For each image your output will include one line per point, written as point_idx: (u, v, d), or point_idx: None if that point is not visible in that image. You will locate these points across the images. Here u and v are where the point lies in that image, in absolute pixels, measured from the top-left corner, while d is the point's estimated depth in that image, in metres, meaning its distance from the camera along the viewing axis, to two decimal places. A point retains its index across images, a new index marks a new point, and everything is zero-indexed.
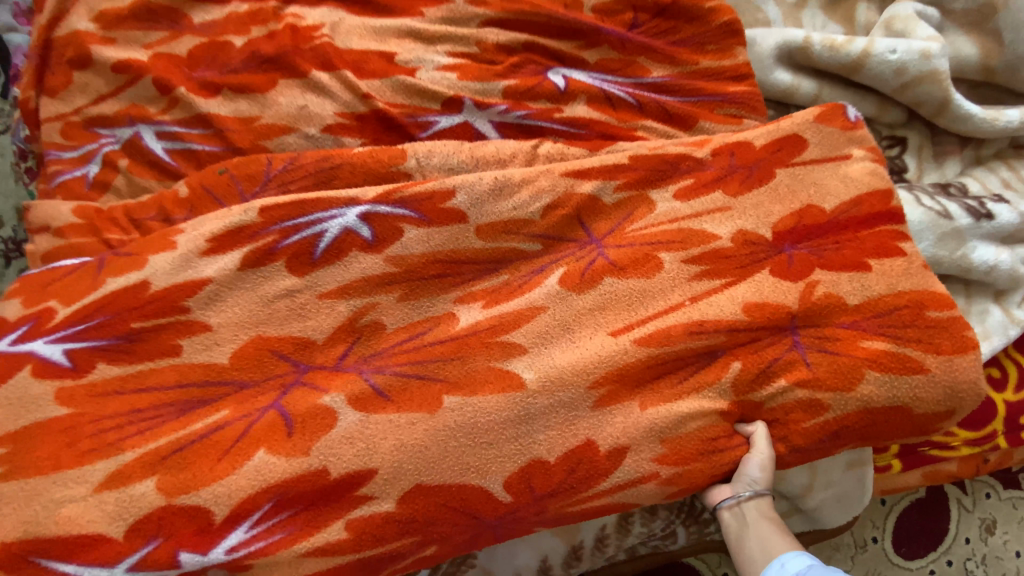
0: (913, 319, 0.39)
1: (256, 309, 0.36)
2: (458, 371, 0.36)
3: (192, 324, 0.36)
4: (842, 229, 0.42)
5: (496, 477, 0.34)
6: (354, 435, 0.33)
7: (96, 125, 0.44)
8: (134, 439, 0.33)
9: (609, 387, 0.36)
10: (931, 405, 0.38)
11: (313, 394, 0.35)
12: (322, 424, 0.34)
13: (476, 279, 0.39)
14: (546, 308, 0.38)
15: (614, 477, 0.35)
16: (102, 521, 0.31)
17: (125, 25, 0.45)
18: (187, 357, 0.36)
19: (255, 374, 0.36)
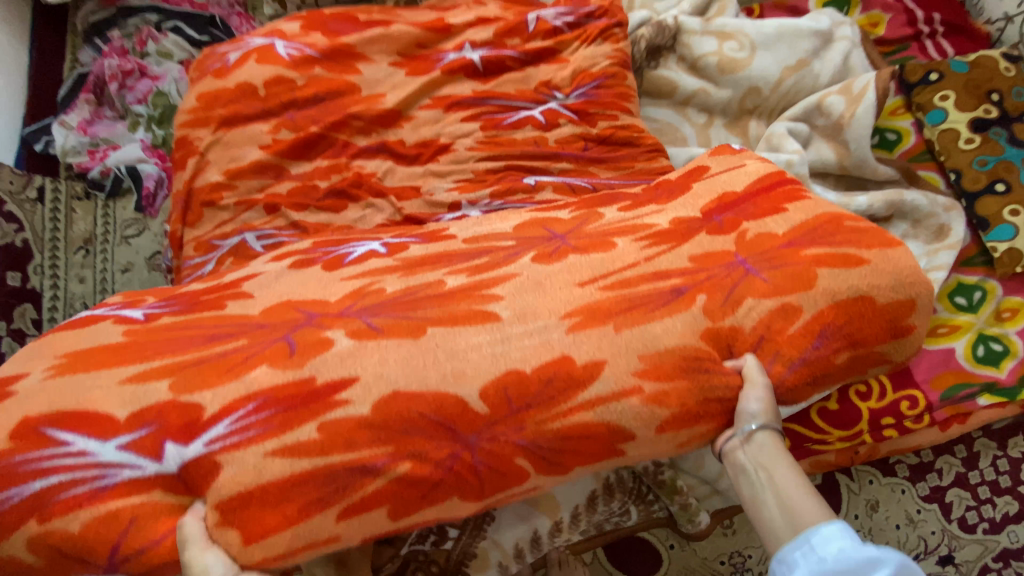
0: (837, 229, 0.53)
1: (294, 286, 0.53)
2: (441, 313, 0.47)
3: (240, 295, 0.52)
4: (757, 195, 0.58)
5: (472, 387, 0.43)
6: (348, 356, 0.44)
7: (214, 240, 0.64)
8: (160, 356, 0.45)
9: (581, 316, 0.47)
10: (886, 290, 0.49)
11: (319, 331, 0.46)
12: (321, 349, 0.44)
13: (462, 263, 0.54)
14: (520, 272, 0.51)
15: (589, 387, 0.44)
16: (115, 404, 0.41)
17: (244, 176, 0.65)
18: (232, 310, 0.50)
19: (276, 319, 0.48)
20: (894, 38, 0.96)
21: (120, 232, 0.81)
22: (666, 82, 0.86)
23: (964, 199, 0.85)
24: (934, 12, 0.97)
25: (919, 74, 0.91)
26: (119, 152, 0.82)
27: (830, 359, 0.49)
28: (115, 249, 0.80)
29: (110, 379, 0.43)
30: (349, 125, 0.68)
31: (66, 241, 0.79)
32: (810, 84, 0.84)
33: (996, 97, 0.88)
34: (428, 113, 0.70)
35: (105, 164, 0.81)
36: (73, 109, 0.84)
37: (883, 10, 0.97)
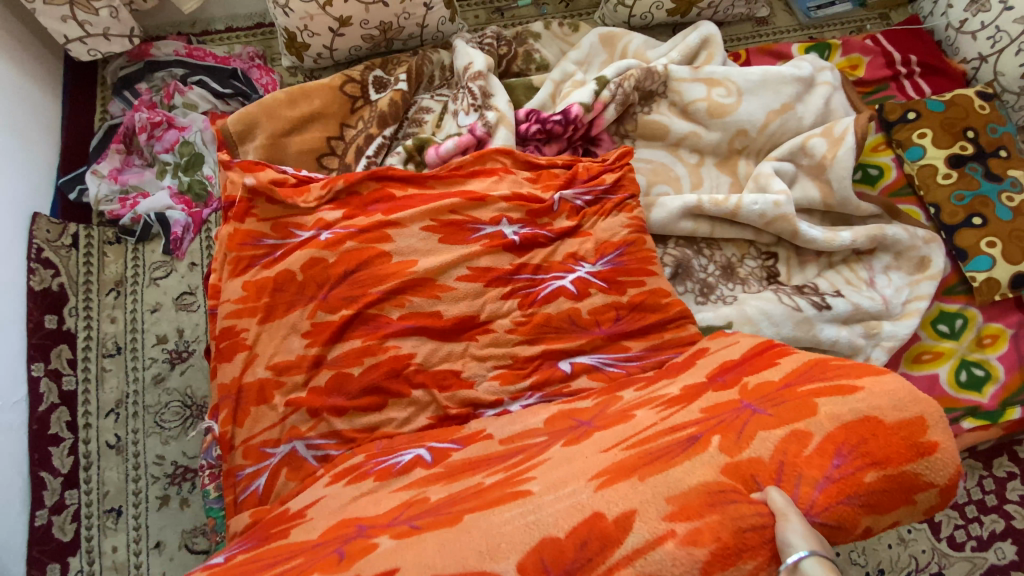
0: (825, 365, 0.57)
1: (344, 501, 0.59)
2: (474, 503, 0.53)
3: (299, 525, 0.58)
4: (756, 358, 0.64)
5: (506, 562, 0.46)
6: (390, 555, 0.48)
7: (264, 447, 0.68)
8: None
9: (606, 474, 0.51)
10: (892, 411, 0.51)
11: (366, 540, 0.51)
12: (364, 552, 0.49)
13: (502, 461, 0.60)
14: (548, 458, 0.57)
15: (624, 542, 0.46)
16: None
17: (286, 370, 0.69)
18: (299, 533, 0.56)
19: (330, 540, 0.53)
20: (873, 79, 1.02)
21: (149, 274, 0.85)
22: (659, 126, 0.91)
23: (944, 231, 0.90)
24: (910, 54, 1.03)
25: (898, 113, 0.97)
26: (148, 199, 0.88)
27: (859, 478, 0.49)
28: (145, 290, 0.84)
29: None
30: (384, 301, 0.72)
31: (99, 283, 0.83)
32: (794, 127, 0.90)
33: (970, 134, 0.93)
34: (464, 285, 0.73)
35: (136, 211, 0.86)
36: (104, 159, 0.90)
37: (862, 53, 1.04)
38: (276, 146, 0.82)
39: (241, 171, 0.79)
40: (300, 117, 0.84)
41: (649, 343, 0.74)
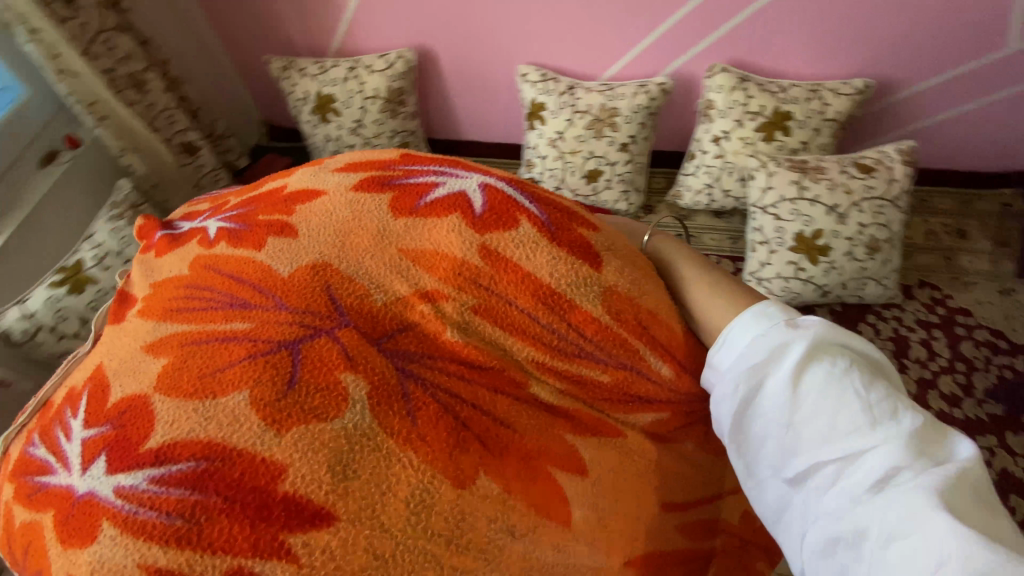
0: (627, 312, 0.73)
1: (190, 414, 0.65)
2: (277, 444, 0.61)
3: (119, 460, 0.64)
4: (635, 371, 0.74)
5: (266, 448, 0.61)
6: (172, 444, 0.63)
7: None
8: None
9: (423, 369, 0.70)
10: (616, 285, 0.73)
11: (149, 402, 0.68)
12: (145, 411, 0.68)
13: (399, 450, 0.63)
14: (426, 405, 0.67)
15: (485, 427, 0.68)
16: (97, 474, 0.64)
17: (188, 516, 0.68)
18: (199, 352, 0.72)
19: (206, 328, 0.75)
20: None
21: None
22: None
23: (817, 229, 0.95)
24: None
25: None
26: None
27: (610, 362, 0.73)
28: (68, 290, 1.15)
29: (106, 471, 0.64)
30: (337, 359, 0.68)
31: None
32: None
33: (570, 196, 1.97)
34: (389, 309, 0.74)
35: None
36: None
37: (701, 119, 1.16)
38: (156, 322, 0.80)
39: (132, 352, 0.78)
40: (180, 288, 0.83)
41: (582, 411, 0.75)
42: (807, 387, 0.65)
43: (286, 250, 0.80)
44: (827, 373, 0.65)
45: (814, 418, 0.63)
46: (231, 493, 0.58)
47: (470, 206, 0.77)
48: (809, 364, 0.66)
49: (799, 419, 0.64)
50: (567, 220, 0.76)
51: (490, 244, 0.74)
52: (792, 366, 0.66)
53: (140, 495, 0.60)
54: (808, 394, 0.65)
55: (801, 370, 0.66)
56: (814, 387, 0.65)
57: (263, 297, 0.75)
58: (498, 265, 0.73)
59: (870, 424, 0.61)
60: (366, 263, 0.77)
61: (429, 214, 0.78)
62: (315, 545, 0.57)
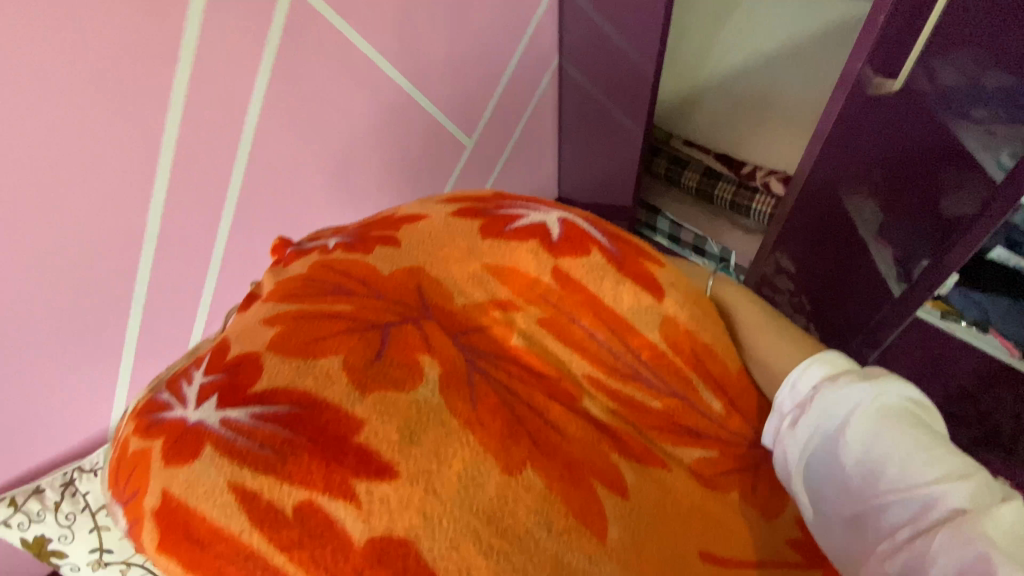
0: (683, 344, 0.78)
1: (288, 368, 0.76)
2: (357, 403, 0.70)
3: (227, 400, 0.75)
4: (686, 401, 0.78)
5: (349, 403, 0.70)
6: (272, 390, 0.73)
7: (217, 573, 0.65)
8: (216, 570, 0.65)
9: (489, 365, 0.78)
10: (674, 317, 0.79)
11: (255, 357, 0.80)
12: (250, 364, 0.79)
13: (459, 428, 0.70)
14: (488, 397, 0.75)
15: (537, 424, 0.74)
16: (206, 410, 0.76)
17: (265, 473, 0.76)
18: (301, 324, 0.83)
19: (311, 307, 0.87)
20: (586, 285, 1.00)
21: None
22: None
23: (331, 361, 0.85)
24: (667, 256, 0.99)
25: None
26: None
27: (661, 388, 0.78)
28: None
29: (215, 408, 0.75)
30: (418, 344, 0.78)
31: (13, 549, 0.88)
32: None
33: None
34: (467, 310, 0.84)
35: None
36: None
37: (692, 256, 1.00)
38: (270, 302, 0.95)
39: (248, 323, 0.92)
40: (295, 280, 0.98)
41: (629, 433, 0.78)
42: (871, 436, 0.68)
43: (388, 256, 0.94)
44: (889, 424, 0.67)
45: (877, 465, 0.67)
46: (314, 435, 0.67)
47: (549, 234, 0.88)
48: (872, 415, 0.68)
49: (856, 469, 0.68)
50: (636, 256, 0.84)
51: (563, 266, 0.84)
52: (855, 415, 0.69)
53: (242, 427, 0.70)
54: (872, 442, 0.67)
55: (864, 421, 0.68)
56: (878, 436, 0.67)
57: (364, 289, 0.88)
58: (568, 286, 0.82)
59: (932, 472, 0.64)
60: (454, 272, 0.88)
61: (512, 237, 0.89)
62: (376, 493, 0.64)
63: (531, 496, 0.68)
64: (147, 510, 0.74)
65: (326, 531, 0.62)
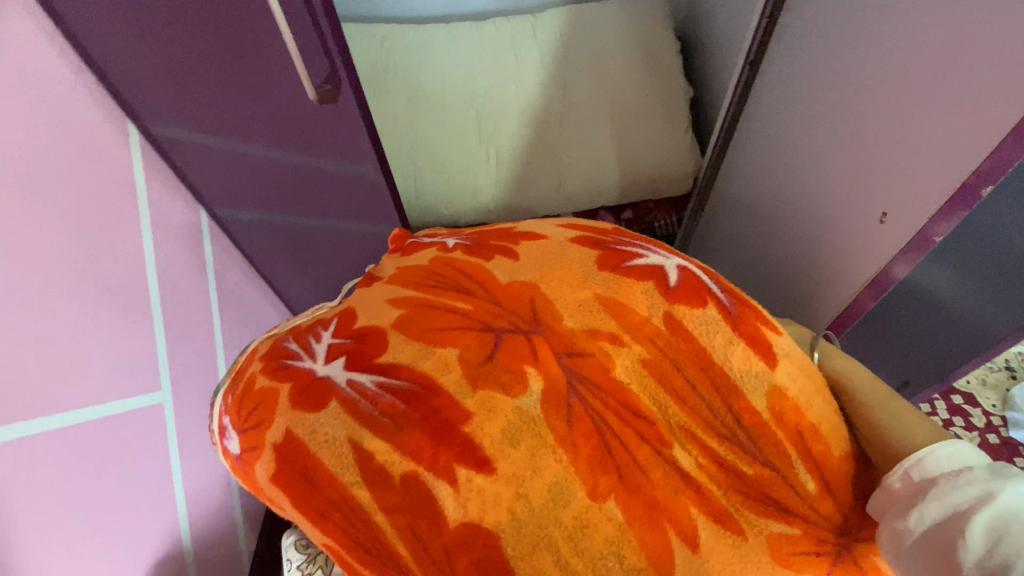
0: (783, 416, 0.78)
1: (411, 349, 0.83)
2: (468, 395, 0.77)
3: (353, 363, 0.83)
4: (776, 468, 0.77)
5: (462, 394, 0.77)
6: (395, 365, 0.81)
7: (323, 513, 0.74)
8: (325, 510, 0.73)
9: (588, 390, 0.81)
10: (783, 385, 0.80)
11: (380, 331, 0.88)
12: (376, 336, 0.87)
13: (555, 443, 0.75)
14: (585, 420, 0.78)
15: (626, 457, 0.77)
16: (333, 367, 0.84)
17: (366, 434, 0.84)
18: (424, 311, 0.90)
19: (432, 296, 0.94)
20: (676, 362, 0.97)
21: None
22: None
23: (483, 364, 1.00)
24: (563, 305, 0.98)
25: None
26: None
27: (755, 453, 0.78)
28: None
29: (338, 369, 0.83)
30: (526, 353, 0.83)
31: None
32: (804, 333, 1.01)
33: None
34: (573, 327, 0.87)
35: None
36: None
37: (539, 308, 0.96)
38: (393, 283, 1.03)
39: (371, 298, 1.01)
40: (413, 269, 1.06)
41: (711, 490, 0.78)
42: (989, 529, 0.63)
43: (507, 265, 1.00)
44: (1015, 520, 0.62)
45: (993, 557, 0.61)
46: (427, 415, 0.75)
47: (666, 279, 0.89)
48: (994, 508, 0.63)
49: (971, 564, 0.62)
50: (751, 318, 0.84)
51: (678, 312, 0.85)
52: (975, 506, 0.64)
53: (365, 391, 0.79)
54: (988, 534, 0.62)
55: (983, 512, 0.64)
56: (996, 529, 0.62)
57: (481, 289, 0.94)
58: (678, 332, 0.84)
59: None
60: (568, 290, 0.91)
61: (628, 273, 0.91)
62: (475, 481, 0.71)
63: (610, 525, 0.72)
64: (265, 442, 0.81)
65: (427, 504, 0.70)
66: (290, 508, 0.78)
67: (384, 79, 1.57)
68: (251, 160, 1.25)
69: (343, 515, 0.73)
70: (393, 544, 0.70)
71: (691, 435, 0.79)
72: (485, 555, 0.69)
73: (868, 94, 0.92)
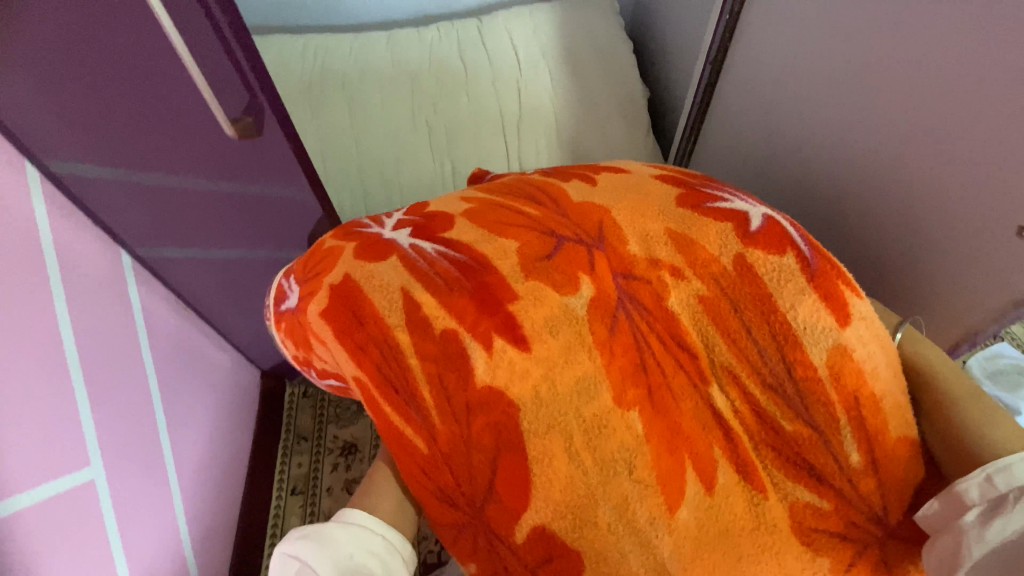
0: (846, 378, 0.71)
1: (474, 232, 0.85)
2: (518, 280, 0.78)
3: (418, 234, 0.87)
4: (818, 432, 0.72)
5: (513, 278, 0.78)
6: (455, 241, 0.84)
7: (356, 348, 0.76)
8: (359, 343, 0.76)
9: (637, 310, 0.80)
10: (854, 347, 0.72)
11: (448, 215, 0.91)
12: (444, 218, 0.90)
13: (592, 344, 0.75)
14: (627, 334, 0.78)
15: (660, 379, 0.75)
16: (399, 235, 0.88)
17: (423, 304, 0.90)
18: (494, 208, 0.92)
19: (504, 199, 0.96)
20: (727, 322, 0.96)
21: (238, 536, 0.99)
22: None
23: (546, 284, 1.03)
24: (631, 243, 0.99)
25: None
26: None
27: (799, 411, 0.73)
28: None
29: (403, 237, 0.88)
30: (583, 262, 0.83)
31: None
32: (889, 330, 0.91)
33: None
34: (637, 250, 0.85)
35: None
36: None
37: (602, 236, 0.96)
38: (470, 189, 1.06)
39: (448, 195, 1.04)
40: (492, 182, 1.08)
41: (741, 436, 0.75)
42: None
43: (582, 188, 0.99)
44: None
45: None
46: (477, 286, 0.76)
47: (746, 222, 0.84)
48: None
49: None
50: (832, 273, 0.76)
51: (751, 253, 0.80)
52: None
53: (423, 254, 0.81)
54: None
55: None
56: None
57: (551, 201, 0.95)
58: (746, 271, 0.79)
59: None
60: (641, 215, 0.89)
61: (707, 211, 0.87)
62: (507, 353, 0.71)
63: (630, 432, 0.71)
64: (324, 284, 0.87)
65: (460, 360, 0.71)
66: (330, 340, 0.81)
67: (320, 91, 1.47)
68: (158, 192, 1.07)
69: (373, 350, 0.74)
70: (418, 386, 0.70)
71: (733, 378, 0.76)
72: (501, 420, 0.69)
73: (930, 107, 0.79)
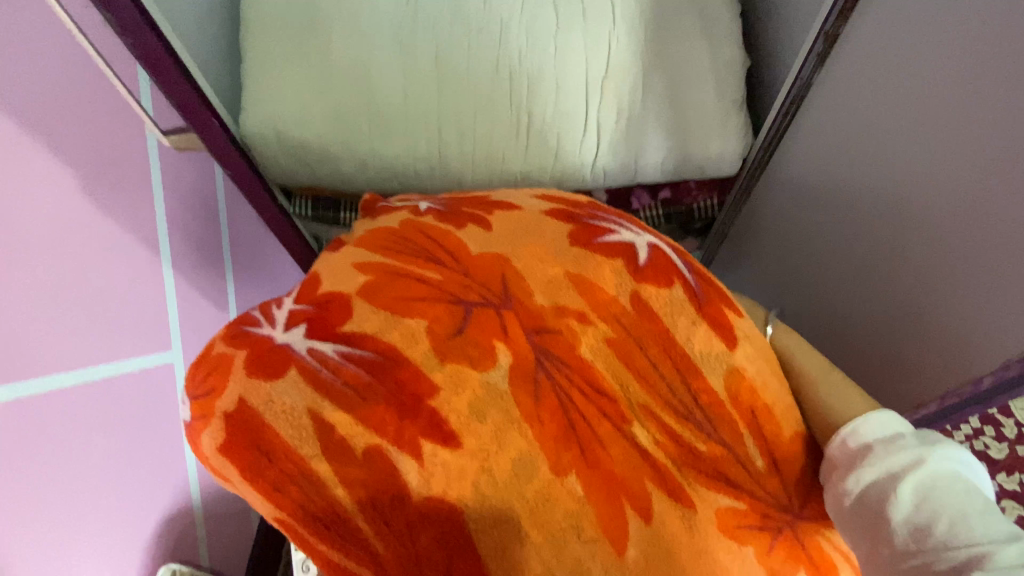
0: (739, 396, 0.81)
1: (375, 318, 0.79)
2: (434, 368, 0.76)
3: (315, 333, 0.79)
4: (726, 448, 0.81)
5: (431, 366, 0.76)
6: (359, 336, 0.78)
7: (276, 487, 0.72)
8: (277, 483, 0.72)
9: (555, 368, 0.81)
10: (744, 365, 0.82)
11: (343, 297, 0.83)
12: (339, 304, 0.82)
13: (519, 418, 0.76)
14: (551, 397, 0.79)
15: (587, 434, 0.79)
16: (293, 336, 0.80)
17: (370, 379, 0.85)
18: (392, 278, 0.85)
19: (401, 261, 0.89)
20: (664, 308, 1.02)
21: None
22: None
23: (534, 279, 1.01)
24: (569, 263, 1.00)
25: None
26: None
27: (709, 432, 0.81)
28: None
29: (299, 337, 0.79)
30: (497, 327, 0.81)
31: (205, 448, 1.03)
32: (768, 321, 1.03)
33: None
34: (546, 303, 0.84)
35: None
36: None
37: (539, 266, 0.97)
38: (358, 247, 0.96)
39: (337, 261, 0.94)
40: (383, 231, 0.99)
41: (666, 466, 0.81)
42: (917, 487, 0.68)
43: (479, 233, 0.94)
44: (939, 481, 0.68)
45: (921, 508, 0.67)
46: (394, 389, 0.74)
47: (637, 257, 0.88)
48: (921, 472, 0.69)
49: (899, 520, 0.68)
50: (716, 301, 0.85)
51: (648, 291, 0.85)
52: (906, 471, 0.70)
53: (328, 361, 0.76)
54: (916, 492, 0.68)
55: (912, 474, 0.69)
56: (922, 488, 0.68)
57: (449, 257, 0.89)
58: (648, 310, 0.84)
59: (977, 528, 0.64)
60: (541, 263, 0.88)
61: (604, 247, 0.89)
62: (440, 455, 0.72)
63: (568, 495, 0.75)
64: (215, 411, 0.77)
65: (390, 478, 0.71)
66: (239, 481, 0.75)
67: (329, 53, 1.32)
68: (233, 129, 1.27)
69: (296, 487, 0.71)
70: (349, 518, 0.71)
71: (652, 413, 0.82)
72: (445, 531, 0.72)
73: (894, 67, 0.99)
